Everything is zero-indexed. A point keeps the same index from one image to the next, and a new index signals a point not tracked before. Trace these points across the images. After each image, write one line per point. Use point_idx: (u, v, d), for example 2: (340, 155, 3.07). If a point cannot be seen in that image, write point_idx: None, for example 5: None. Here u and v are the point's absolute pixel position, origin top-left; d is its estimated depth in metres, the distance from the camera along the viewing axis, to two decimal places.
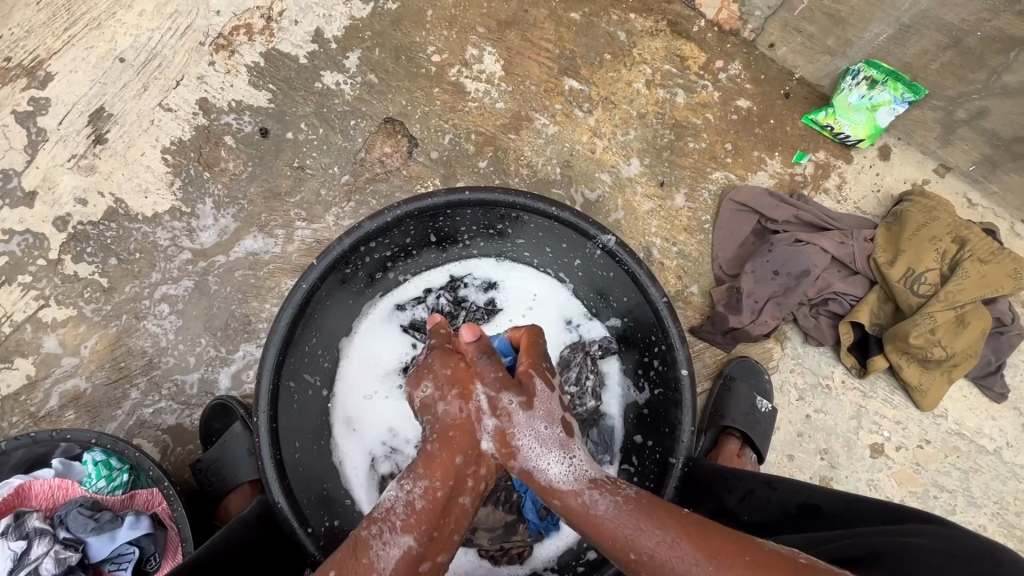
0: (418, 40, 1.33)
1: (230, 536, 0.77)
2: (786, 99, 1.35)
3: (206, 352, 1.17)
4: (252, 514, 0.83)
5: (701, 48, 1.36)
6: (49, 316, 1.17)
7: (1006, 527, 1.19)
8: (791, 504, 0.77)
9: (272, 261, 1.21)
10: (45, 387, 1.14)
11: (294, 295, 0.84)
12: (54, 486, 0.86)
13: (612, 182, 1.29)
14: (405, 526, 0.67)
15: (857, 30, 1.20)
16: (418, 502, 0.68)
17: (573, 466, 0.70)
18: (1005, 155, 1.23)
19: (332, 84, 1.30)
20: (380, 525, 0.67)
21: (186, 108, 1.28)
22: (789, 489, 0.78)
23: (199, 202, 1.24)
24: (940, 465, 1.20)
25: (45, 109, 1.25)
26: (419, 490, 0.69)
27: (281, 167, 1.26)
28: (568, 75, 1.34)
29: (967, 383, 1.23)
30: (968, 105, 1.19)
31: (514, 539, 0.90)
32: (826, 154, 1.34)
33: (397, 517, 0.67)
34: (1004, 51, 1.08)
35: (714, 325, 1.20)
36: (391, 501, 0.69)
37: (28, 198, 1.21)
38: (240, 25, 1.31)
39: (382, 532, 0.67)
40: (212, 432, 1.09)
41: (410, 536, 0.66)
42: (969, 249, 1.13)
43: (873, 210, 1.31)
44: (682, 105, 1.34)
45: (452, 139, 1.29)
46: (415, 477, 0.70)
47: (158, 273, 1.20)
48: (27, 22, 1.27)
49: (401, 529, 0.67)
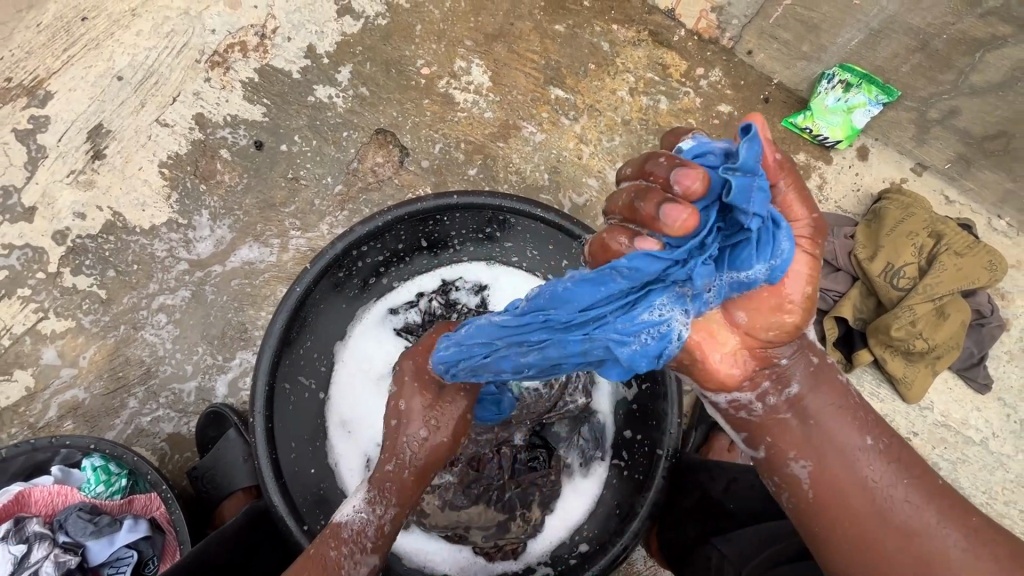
0: (407, 54, 1.37)
1: (205, 556, 0.76)
2: (765, 104, 1.40)
3: (203, 360, 1.18)
4: (230, 529, 0.82)
5: (682, 56, 1.40)
6: (48, 328, 1.19)
7: (995, 517, 1.20)
8: None
9: (267, 270, 1.24)
10: (44, 398, 1.15)
11: (288, 299, 0.87)
12: (53, 492, 0.87)
13: (599, 186, 1.33)
14: (373, 547, 0.72)
15: (830, 36, 1.25)
16: (386, 527, 0.74)
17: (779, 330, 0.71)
18: (978, 153, 1.27)
19: (325, 97, 1.34)
20: (350, 546, 0.71)
21: (183, 123, 1.31)
22: None
23: (196, 214, 1.26)
24: (928, 456, 1.22)
25: (44, 127, 1.28)
26: (388, 515, 0.75)
27: (276, 179, 1.30)
28: (553, 84, 1.38)
29: (952, 375, 1.25)
30: (940, 105, 1.24)
31: (508, 537, 0.91)
32: (807, 156, 1.37)
33: (366, 540, 0.72)
34: (970, 53, 1.13)
35: None
36: (361, 525, 0.72)
37: (28, 213, 1.24)
38: (235, 43, 1.36)
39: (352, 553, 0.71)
40: (207, 439, 1.11)
41: (376, 557, 0.72)
42: (945, 243, 1.16)
43: (853, 208, 1.35)
44: (665, 111, 1.38)
45: (442, 148, 1.33)
46: (387, 504, 0.75)
47: (155, 283, 1.22)
48: (27, 44, 1.31)
49: (370, 551, 0.72)
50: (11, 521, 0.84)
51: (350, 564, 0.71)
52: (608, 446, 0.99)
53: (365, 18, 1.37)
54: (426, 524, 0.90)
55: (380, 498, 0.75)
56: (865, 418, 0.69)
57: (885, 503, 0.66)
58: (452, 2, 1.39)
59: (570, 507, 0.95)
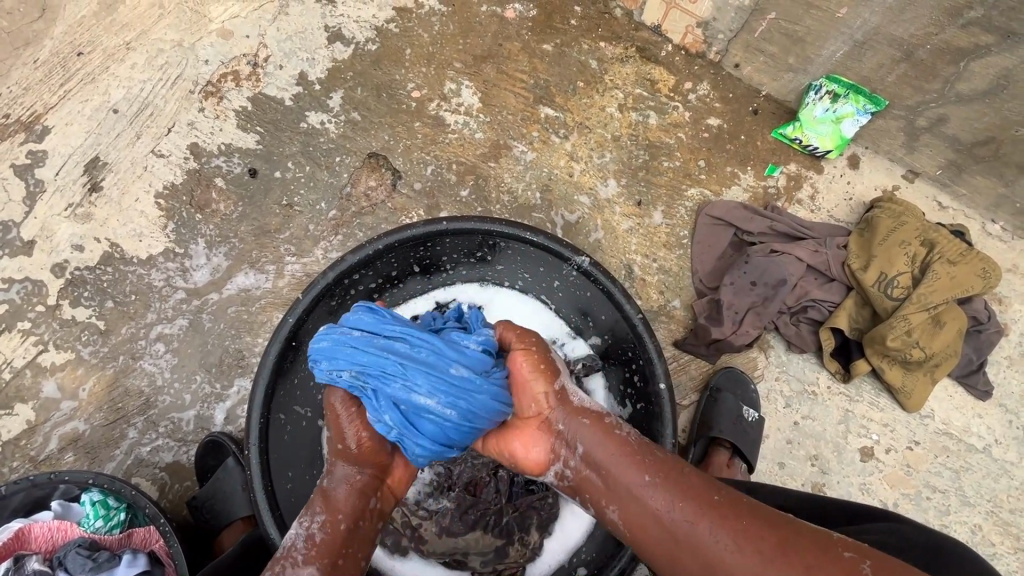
0: (398, 78, 1.39)
1: None
2: (754, 116, 1.40)
3: (201, 388, 1.19)
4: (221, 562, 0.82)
5: (670, 71, 1.41)
6: (48, 361, 1.20)
7: (1002, 525, 1.19)
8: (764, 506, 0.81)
9: (263, 297, 1.25)
10: (45, 431, 1.16)
11: (281, 330, 0.87)
12: (54, 528, 0.88)
13: (591, 203, 1.34)
14: (308, 558, 0.70)
15: (815, 48, 1.25)
16: (317, 535, 0.72)
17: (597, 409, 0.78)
18: (969, 159, 1.28)
19: (317, 123, 1.36)
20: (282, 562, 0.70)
21: (178, 153, 1.33)
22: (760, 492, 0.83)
23: (192, 243, 1.28)
24: (930, 466, 1.21)
25: (42, 161, 1.30)
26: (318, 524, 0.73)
27: (270, 205, 1.31)
28: (543, 103, 1.39)
29: (951, 382, 1.25)
30: (928, 114, 1.24)
31: (506, 561, 0.91)
32: (797, 166, 1.38)
33: (298, 552, 0.71)
34: (954, 62, 1.13)
35: (697, 338, 1.23)
36: (292, 539, 0.72)
37: (27, 247, 1.26)
38: (228, 73, 1.38)
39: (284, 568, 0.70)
40: (206, 468, 1.11)
41: (312, 567, 0.69)
42: (937, 251, 1.16)
43: (845, 217, 1.35)
44: (654, 126, 1.39)
45: (434, 170, 1.34)
46: (311, 513, 0.74)
47: (153, 313, 1.23)
48: (25, 80, 1.33)
49: (303, 562, 0.70)
50: (12, 560, 0.84)
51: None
52: None
53: (355, 43, 1.39)
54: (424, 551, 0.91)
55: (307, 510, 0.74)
56: (673, 466, 0.68)
57: (704, 545, 0.61)
58: (440, 25, 1.41)
59: (568, 530, 0.94)
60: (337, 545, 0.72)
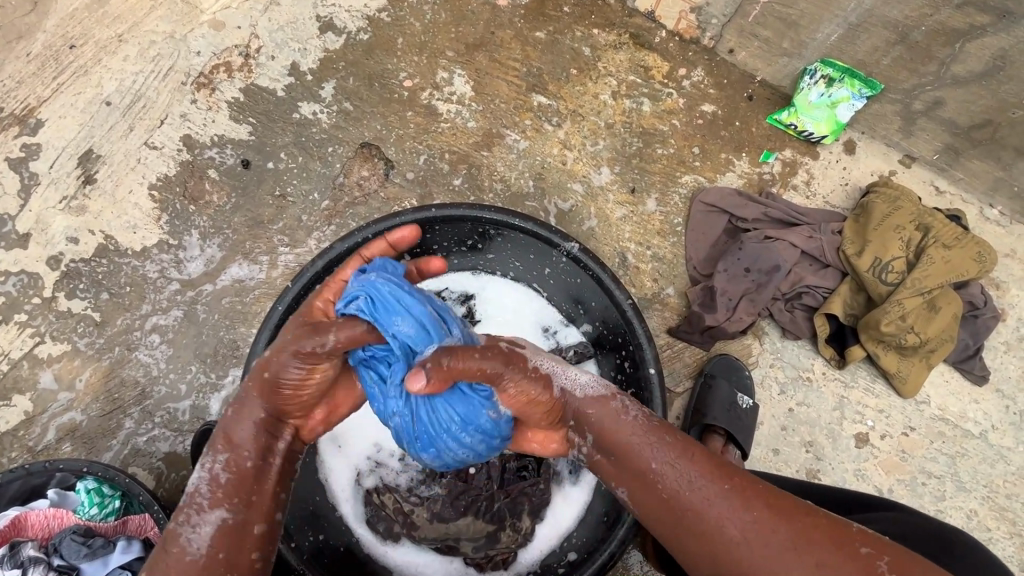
0: (390, 67, 1.38)
1: None
2: (749, 102, 1.39)
3: (196, 378, 1.20)
4: None
5: (664, 58, 1.40)
6: (44, 352, 1.21)
7: (997, 510, 1.18)
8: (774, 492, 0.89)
9: (257, 287, 1.25)
10: (43, 422, 1.17)
11: (271, 317, 0.88)
12: (49, 515, 0.89)
13: (584, 191, 1.33)
14: (213, 502, 0.69)
15: (810, 32, 1.24)
16: (222, 476, 0.70)
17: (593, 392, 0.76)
18: (966, 142, 1.26)
19: (309, 113, 1.36)
20: (187, 509, 0.68)
21: (171, 145, 1.33)
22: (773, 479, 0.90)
23: (186, 234, 1.28)
24: (925, 451, 1.21)
25: (36, 155, 1.31)
26: (219, 463, 0.70)
27: (263, 196, 1.31)
28: (536, 91, 1.38)
29: (947, 368, 1.24)
30: (924, 97, 1.23)
31: (498, 547, 0.91)
32: (793, 152, 1.37)
33: (201, 497, 0.69)
34: (951, 43, 1.12)
35: (691, 325, 1.22)
36: (195, 484, 0.69)
37: (22, 240, 1.26)
38: (220, 64, 1.37)
39: (189, 515, 0.68)
40: (203, 458, 1.12)
41: (220, 511, 0.68)
42: (932, 235, 1.15)
43: (841, 203, 1.34)
44: (648, 113, 1.38)
45: (427, 159, 1.34)
46: (213, 453, 0.71)
47: (148, 304, 1.24)
48: (18, 74, 1.33)
49: (209, 508, 0.68)
50: (7, 547, 0.85)
51: (191, 529, 0.67)
52: None
53: (347, 33, 1.39)
54: (416, 537, 0.91)
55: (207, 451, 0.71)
56: (688, 449, 0.69)
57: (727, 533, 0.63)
58: (432, 14, 1.40)
59: (560, 516, 0.95)
60: (244, 487, 0.70)
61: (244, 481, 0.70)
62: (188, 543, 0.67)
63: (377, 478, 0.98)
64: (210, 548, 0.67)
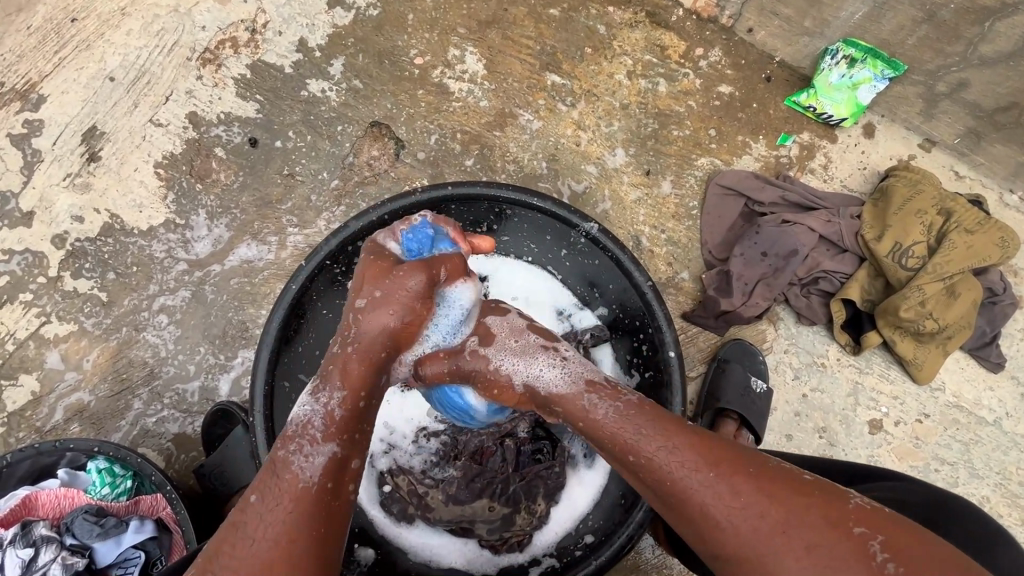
0: (400, 44, 1.35)
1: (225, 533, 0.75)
2: (767, 83, 1.36)
3: (205, 359, 1.18)
4: None
5: (681, 37, 1.37)
6: (51, 332, 1.19)
7: (1010, 497, 1.18)
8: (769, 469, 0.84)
9: (266, 268, 1.23)
10: (50, 402, 1.16)
11: (284, 296, 0.86)
12: (59, 495, 0.88)
13: (598, 173, 1.31)
14: (328, 436, 0.68)
15: (833, 10, 1.21)
16: (339, 412, 0.70)
17: (568, 372, 0.73)
18: (988, 126, 1.24)
19: (318, 91, 1.33)
20: (298, 440, 0.67)
21: (176, 122, 1.30)
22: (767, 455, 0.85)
23: (193, 213, 1.26)
24: (939, 438, 1.20)
25: (39, 131, 1.28)
26: (338, 402, 0.71)
27: (271, 175, 1.29)
28: (549, 70, 1.35)
29: (963, 355, 1.23)
30: (948, 78, 1.20)
31: (513, 530, 0.90)
32: (811, 135, 1.34)
33: (316, 428, 0.68)
34: (979, 22, 1.09)
35: (706, 309, 1.21)
36: (307, 416, 0.69)
37: (26, 218, 1.24)
38: (226, 39, 1.34)
39: (301, 446, 0.67)
40: (214, 438, 1.11)
41: (333, 444, 0.68)
42: (954, 220, 1.13)
43: (860, 187, 1.32)
44: (664, 93, 1.35)
45: (438, 139, 1.31)
46: (331, 390, 0.71)
47: (155, 284, 1.22)
48: (18, 47, 1.30)
49: (323, 440, 0.68)
50: (19, 526, 0.85)
51: (305, 458, 0.66)
52: None
53: (356, 8, 1.35)
54: (430, 519, 0.90)
55: (327, 387, 0.72)
56: (669, 429, 0.64)
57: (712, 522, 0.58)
58: None
59: (575, 499, 0.94)
60: (354, 422, 0.71)
61: (358, 418, 0.71)
62: (303, 470, 0.65)
63: (390, 459, 0.97)
64: (322, 478, 0.66)
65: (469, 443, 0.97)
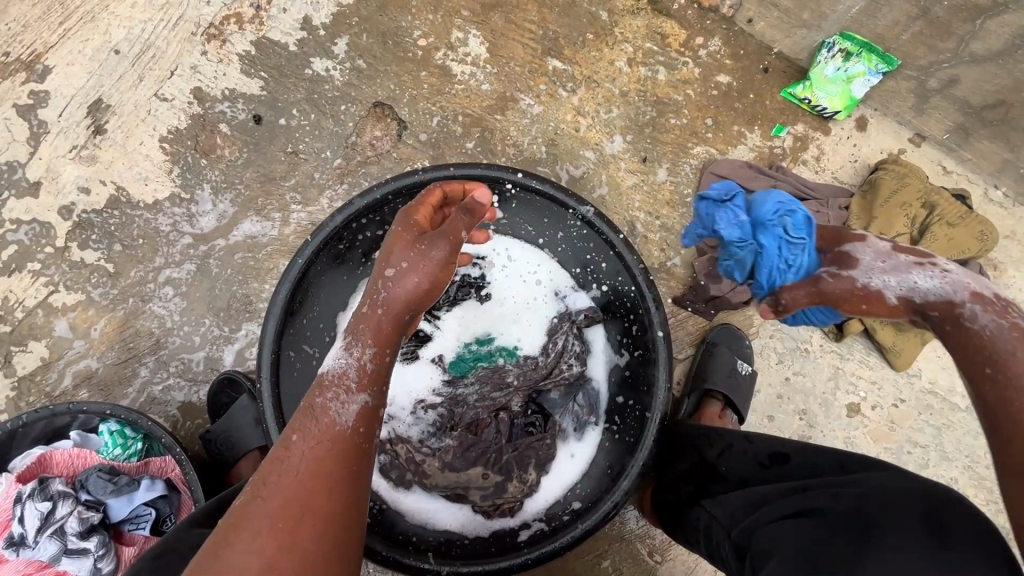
0: (404, 25, 1.36)
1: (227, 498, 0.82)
2: (765, 74, 1.39)
3: (210, 331, 1.22)
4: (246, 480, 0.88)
5: (682, 25, 1.39)
6: (59, 301, 1.22)
7: (977, 479, 1.24)
8: (763, 454, 0.86)
9: (269, 243, 1.26)
10: (59, 368, 1.20)
11: (291, 270, 0.89)
12: (73, 455, 0.92)
13: (596, 159, 1.33)
14: (360, 387, 0.75)
15: (831, 3, 1.23)
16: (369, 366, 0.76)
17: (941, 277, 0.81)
18: (977, 122, 1.27)
19: (322, 70, 1.34)
20: (334, 389, 0.73)
21: (181, 97, 1.32)
22: (765, 441, 0.88)
23: (198, 188, 1.28)
24: (914, 422, 1.26)
25: (44, 102, 1.29)
26: (368, 357, 0.77)
27: (275, 153, 1.31)
28: (551, 55, 1.37)
29: (940, 343, 1.28)
30: (940, 74, 1.23)
31: (505, 496, 0.95)
32: (805, 127, 1.37)
33: (351, 380, 0.74)
34: (971, 20, 1.12)
35: (696, 294, 1.25)
36: (343, 368, 0.75)
37: (33, 189, 1.26)
38: (230, 15, 1.35)
39: (337, 394, 0.73)
40: (220, 405, 1.15)
41: (366, 394, 0.74)
42: (936, 214, 1.17)
43: (850, 179, 1.35)
44: (663, 82, 1.38)
45: (440, 121, 1.33)
46: (363, 346, 0.77)
47: (161, 257, 1.25)
48: (23, 17, 1.30)
49: (356, 390, 0.74)
50: (36, 481, 0.88)
51: (339, 405, 0.72)
52: (602, 412, 1.03)
53: None
54: (428, 485, 0.96)
55: (357, 342, 0.77)
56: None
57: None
58: None
59: (564, 470, 0.99)
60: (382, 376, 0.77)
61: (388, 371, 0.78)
62: (338, 416, 0.71)
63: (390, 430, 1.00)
64: (356, 424, 0.72)
65: (465, 416, 1.02)
